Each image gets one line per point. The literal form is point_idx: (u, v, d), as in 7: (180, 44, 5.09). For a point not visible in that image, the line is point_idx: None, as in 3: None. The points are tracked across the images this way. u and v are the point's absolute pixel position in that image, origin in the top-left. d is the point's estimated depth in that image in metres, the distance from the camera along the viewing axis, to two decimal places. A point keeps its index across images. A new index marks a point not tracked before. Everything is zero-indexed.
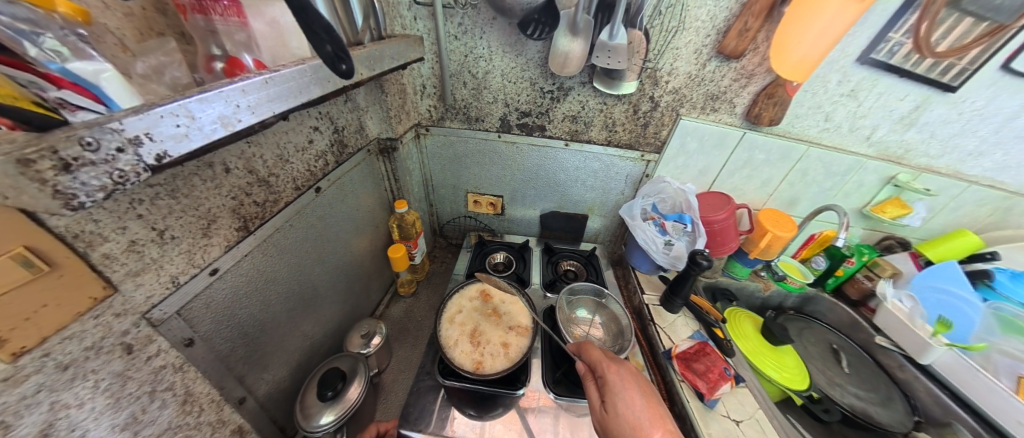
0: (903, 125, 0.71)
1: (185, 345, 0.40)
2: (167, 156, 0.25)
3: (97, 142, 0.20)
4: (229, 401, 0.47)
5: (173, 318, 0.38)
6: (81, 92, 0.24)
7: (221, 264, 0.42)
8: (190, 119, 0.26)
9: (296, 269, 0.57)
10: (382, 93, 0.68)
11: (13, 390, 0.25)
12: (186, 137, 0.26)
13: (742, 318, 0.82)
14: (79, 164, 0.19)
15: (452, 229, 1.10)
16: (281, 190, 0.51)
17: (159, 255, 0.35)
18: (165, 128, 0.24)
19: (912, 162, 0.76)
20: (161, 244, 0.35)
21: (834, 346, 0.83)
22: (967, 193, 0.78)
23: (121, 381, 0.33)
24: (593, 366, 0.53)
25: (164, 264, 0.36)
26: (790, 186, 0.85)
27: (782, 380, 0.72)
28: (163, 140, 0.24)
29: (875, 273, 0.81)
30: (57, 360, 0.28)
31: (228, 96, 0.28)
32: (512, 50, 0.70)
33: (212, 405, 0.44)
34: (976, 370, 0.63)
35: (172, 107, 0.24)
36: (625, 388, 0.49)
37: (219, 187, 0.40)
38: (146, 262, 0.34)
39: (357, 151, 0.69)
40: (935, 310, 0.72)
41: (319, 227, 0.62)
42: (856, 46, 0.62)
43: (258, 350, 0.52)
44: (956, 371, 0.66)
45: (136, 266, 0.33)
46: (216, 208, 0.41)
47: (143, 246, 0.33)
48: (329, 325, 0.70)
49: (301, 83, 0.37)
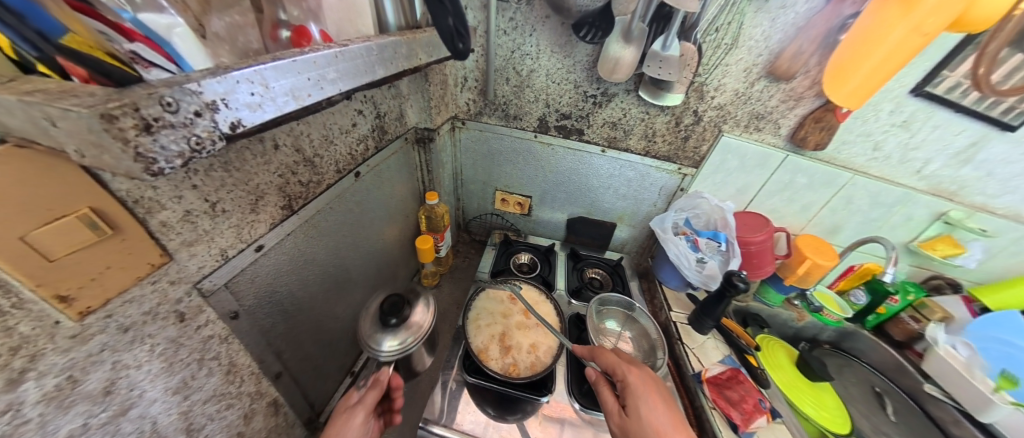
0: (958, 161, 0.67)
1: (230, 318, 0.38)
2: (241, 125, 0.24)
3: (178, 104, 0.18)
4: (268, 375, 0.46)
5: (222, 290, 0.36)
6: (155, 48, 0.23)
7: (267, 241, 0.41)
8: (265, 88, 0.25)
9: (333, 251, 0.56)
10: (426, 82, 0.65)
11: (81, 347, 0.25)
12: (259, 107, 0.25)
13: (777, 348, 0.79)
14: (160, 125, 0.18)
15: (476, 226, 1.08)
16: (325, 172, 0.50)
17: (211, 227, 0.34)
18: (241, 95, 0.23)
19: (967, 200, 0.71)
20: (213, 217, 0.34)
21: (877, 389, 0.78)
22: None
23: (174, 347, 0.33)
24: (609, 369, 0.49)
25: (215, 236, 0.35)
26: (831, 213, 0.81)
27: (821, 420, 0.68)
28: (238, 108, 0.23)
29: (923, 314, 0.76)
30: (119, 323, 0.27)
31: (300, 67, 0.27)
32: (561, 51, 0.69)
33: (253, 377, 0.43)
34: None
35: (248, 73, 0.23)
36: (645, 391, 0.45)
37: (267, 163, 0.39)
38: (199, 233, 0.33)
39: (396, 138, 0.69)
40: (999, 364, 0.64)
41: (357, 212, 0.61)
42: (911, 78, 0.60)
43: (295, 329, 0.50)
44: None
45: (190, 236, 0.32)
46: (265, 184, 0.39)
47: (197, 217, 0.32)
48: (357, 310, 0.68)
49: (367, 62, 0.36)
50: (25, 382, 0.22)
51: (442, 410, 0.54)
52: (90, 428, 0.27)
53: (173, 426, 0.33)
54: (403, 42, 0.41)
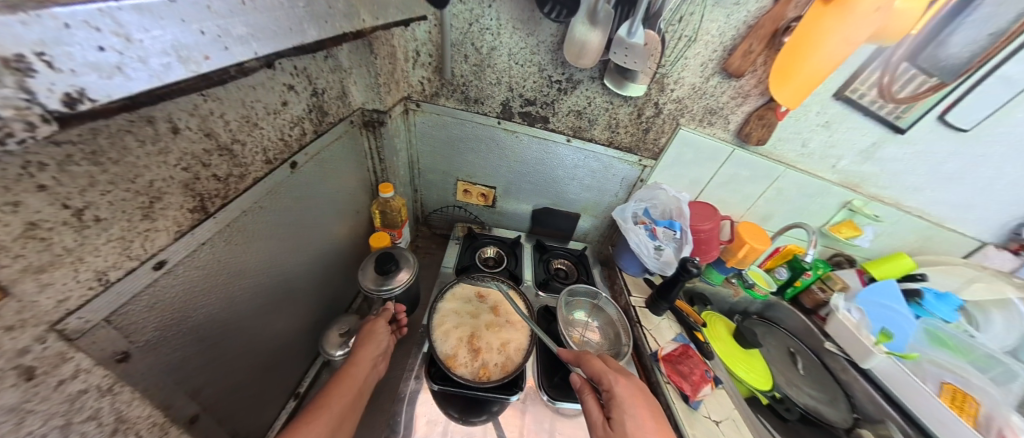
0: (863, 157, 0.78)
1: (117, 361, 0.29)
2: (87, 100, 0.17)
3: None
4: (178, 423, 0.36)
5: (100, 328, 0.27)
6: None
7: (172, 255, 0.33)
8: (125, 41, 0.17)
9: (268, 260, 0.48)
10: (371, 53, 0.56)
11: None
12: (120, 71, 0.18)
13: (717, 322, 0.88)
14: None
15: (437, 219, 1.02)
16: (249, 163, 0.41)
17: (76, 244, 0.25)
18: (83, 49, 0.16)
19: (866, 190, 0.84)
20: (78, 229, 0.25)
21: (792, 350, 0.91)
22: (904, 221, 0.89)
23: (17, 420, 0.22)
24: (595, 377, 0.51)
25: (86, 255, 0.26)
26: (765, 202, 0.91)
27: (750, 381, 0.78)
28: (78, 70, 0.16)
29: (829, 285, 0.91)
30: None
31: (184, 14, 0.20)
32: (524, 28, 0.64)
33: (157, 427, 0.34)
34: (912, 377, 0.73)
35: (87, 14, 0.15)
36: (632, 403, 0.47)
37: (163, 154, 0.30)
38: (56, 254, 0.23)
39: (339, 121, 0.59)
40: (880, 323, 0.82)
41: (295, 210, 0.52)
42: (834, 84, 0.67)
43: (220, 357, 0.42)
44: (895, 377, 0.75)
45: (38, 261, 0.22)
46: (161, 180, 0.30)
47: (50, 231, 0.23)
48: (303, 322, 0.61)
49: (288, 16, 0.29)
50: None
51: (410, 422, 0.51)
52: None
53: None
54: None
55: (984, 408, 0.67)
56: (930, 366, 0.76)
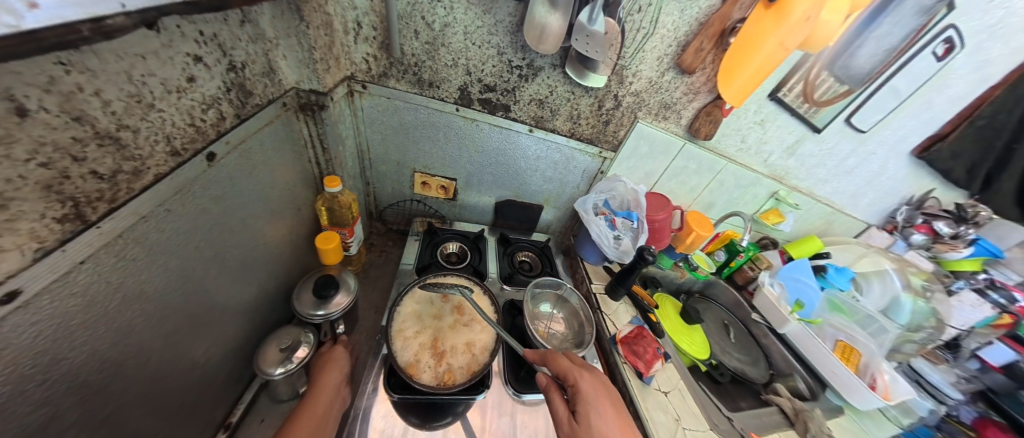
0: (787, 153, 0.88)
1: None
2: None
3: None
4: None
5: None
6: None
7: (29, 283, 0.25)
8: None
9: (177, 275, 0.40)
10: (300, 19, 0.47)
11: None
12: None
13: (667, 302, 0.97)
14: None
15: (393, 214, 0.95)
16: (146, 154, 0.33)
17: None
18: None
19: (790, 182, 0.96)
20: None
21: (725, 322, 1.03)
22: (814, 208, 1.03)
23: None
24: (562, 375, 0.53)
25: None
26: (709, 193, 0.99)
27: (692, 352, 0.88)
28: None
29: (757, 265, 1.03)
30: None
31: None
32: (481, 5, 0.59)
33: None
34: (815, 340, 0.86)
35: None
36: (596, 395, 0.49)
37: (6, 146, 0.22)
38: None
39: (268, 103, 0.50)
40: (795, 295, 0.94)
41: (215, 213, 0.44)
42: (769, 85, 0.73)
43: (116, 399, 0.35)
44: (803, 339, 0.89)
45: None
46: (2, 183, 0.22)
47: None
48: (232, 342, 0.54)
49: None
50: None
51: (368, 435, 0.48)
52: None
53: None
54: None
55: (864, 357, 0.84)
56: (829, 329, 0.91)
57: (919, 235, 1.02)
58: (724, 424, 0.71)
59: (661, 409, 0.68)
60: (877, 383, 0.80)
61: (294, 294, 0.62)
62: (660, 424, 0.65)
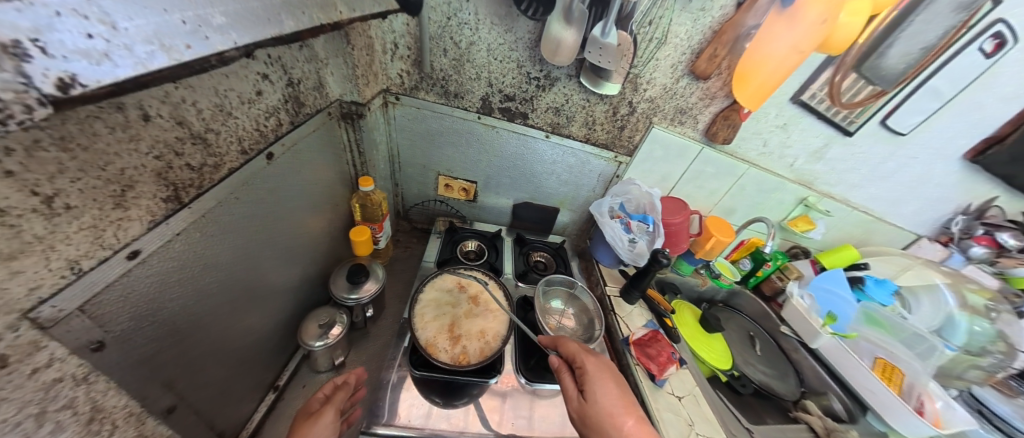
0: (813, 158, 0.85)
1: (92, 350, 0.30)
2: (77, 86, 0.18)
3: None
4: (154, 413, 0.38)
5: (73, 317, 0.28)
6: None
7: (145, 244, 0.33)
8: (110, 29, 0.19)
9: (241, 253, 0.48)
10: (347, 43, 0.56)
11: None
12: (107, 58, 0.19)
13: (685, 308, 0.95)
14: None
15: (417, 213, 1.02)
16: (223, 152, 0.40)
17: (47, 232, 0.25)
18: (67, 37, 0.17)
19: (819, 188, 0.92)
20: (48, 217, 0.25)
21: (750, 333, 0.99)
22: (849, 216, 0.98)
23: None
24: (570, 357, 0.55)
25: (58, 243, 0.26)
26: (730, 198, 0.97)
27: (711, 360, 0.86)
28: (66, 57, 0.17)
29: (785, 275, 0.97)
30: None
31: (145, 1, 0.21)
32: (502, 24, 0.65)
33: (132, 420, 0.35)
34: (849, 354, 0.80)
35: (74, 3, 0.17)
36: (601, 376, 0.51)
37: (134, 140, 0.29)
38: (28, 241, 0.24)
39: (316, 112, 0.58)
40: (826, 307, 0.89)
41: (270, 203, 0.52)
42: (790, 88, 0.72)
43: (191, 350, 0.43)
44: (835, 353, 0.82)
45: (10, 248, 0.23)
46: (132, 169, 0.30)
47: (19, 218, 0.23)
48: (279, 317, 0.62)
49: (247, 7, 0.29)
50: None
51: (392, 404, 0.53)
52: None
53: None
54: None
55: (908, 378, 0.76)
56: (865, 343, 0.84)
57: (978, 247, 0.93)
58: (741, 434, 0.69)
59: (671, 410, 0.67)
60: (925, 408, 0.71)
61: (329, 280, 0.69)
62: (670, 425, 0.64)
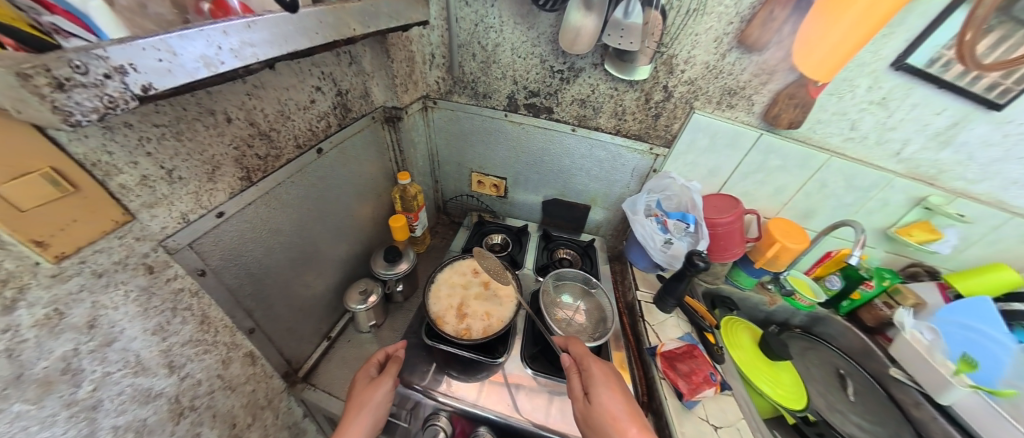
0: (937, 142, 0.62)
1: (198, 274, 0.45)
2: (153, 89, 0.24)
3: (87, 67, 0.20)
4: (241, 329, 0.54)
5: (186, 249, 0.43)
6: (72, 20, 0.22)
7: (227, 208, 0.47)
8: (171, 55, 0.24)
9: (298, 224, 0.62)
10: (387, 57, 0.66)
11: (62, 285, 0.31)
12: (170, 73, 0.25)
13: (741, 328, 0.78)
14: (72, 84, 0.19)
15: (455, 207, 1.12)
16: (283, 146, 0.53)
17: (168, 192, 0.39)
18: (149, 61, 0.23)
19: (951, 186, 0.66)
20: (170, 183, 0.39)
21: (841, 371, 0.76)
22: (1009, 226, 0.67)
23: (147, 295, 0.39)
24: (578, 359, 0.53)
25: (174, 201, 0.40)
26: (806, 197, 0.77)
27: (776, 397, 0.68)
28: (148, 73, 0.23)
29: (895, 301, 0.72)
30: (93, 268, 0.34)
31: (209, 36, 0.26)
32: (524, 22, 0.68)
33: (225, 329, 0.51)
34: (1007, 421, 0.55)
35: (154, 41, 0.23)
36: (608, 381, 0.48)
37: (220, 135, 0.43)
38: (158, 196, 0.38)
39: (361, 117, 0.70)
40: (958, 348, 0.62)
41: (321, 188, 0.65)
42: (891, 50, 0.54)
43: (264, 290, 0.58)
44: (982, 417, 0.58)
45: (149, 199, 0.37)
46: (220, 155, 0.44)
47: (154, 182, 0.37)
48: (330, 281, 0.76)
49: (286, 31, 0.32)
50: (17, 309, 0.28)
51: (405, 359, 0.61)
52: (80, 352, 0.33)
53: (154, 360, 0.41)
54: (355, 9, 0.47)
55: None
56: None
57: None
58: None
59: None
60: None
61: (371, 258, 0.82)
62: None
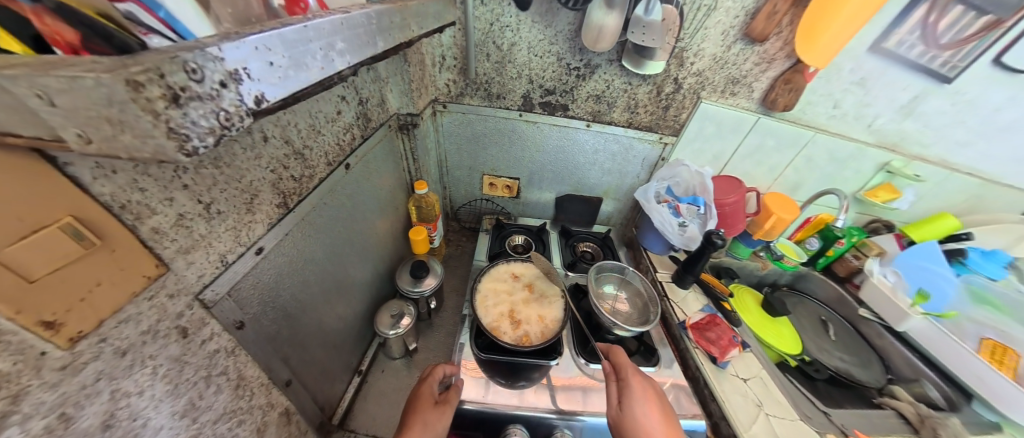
0: (902, 114, 0.75)
1: (237, 328, 0.39)
2: (263, 100, 0.21)
3: (202, 71, 0.16)
4: (277, 384, 0.47)
5: (224, 300, 0.36)
6: (147, 11, 0.19)
7: (265, 243, 0.41)
8: (277, 57, 0.21)
9: (330, 251, 0.56)
10: (405, 63, 0.61)
11: (73, 379, 0.23)
12: (275, 79, 0.22)
13: (745, 293, 0.89)
14: (188, 97, 0.15)
15: (466, 213, 1.07)
16: (315, 165, 0.48)
17: (206, 231, 0.33)
18: (258, 65, 0.20)
19: (907, 150, 0.81)
20: (208, 220, 0.33)
21: (823, 318, 0.90)
22: (950, 180, 0.85)
23: (179, 367, 0.32)
24: (618, 368, 0.55)
25: (212, 240, 0.34)
26: (795, 171, 0.88)
27: (780, 346, 0.80)
28: (259, 79, 0.20)
29: (863, 252, 0.88)
30: (114, 345, 0.26)
31: (307, 35, 0.24)
32: (542, 20, 0.66)
33: (262, 388, 0.44)
34: (948, 337, 0.71)
35: (263, 38, 0.20)
36: (645, 395, 0.50)
37: (258, 158, 0.37)
38: (196, 238, 0.32)
39: (379, 126, 0.64)
40: (918, 284, 0.80)
41: (349, 203, 0.59)
42: (869, 36, 0.65)
43: (300, 333, 0.51)
44: (933, 340, 0.74)
45: (186, 242, 0.31)
46: (258, 181, 0.38)
47: (191, 221, 0.31)
48: (359, 308, 0.70)
49: (358, 33, 0.32)
50: (10, 427, 0.20)
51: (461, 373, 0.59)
52: None
53: None
54: (395, 11, 0.39)
55: None
56: (969, 324, 0.75)
57: None
58: (815, 414, 0.65)
59: (739, 393, 0.65)
60: None
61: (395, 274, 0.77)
62: (739, 408, 0.62)
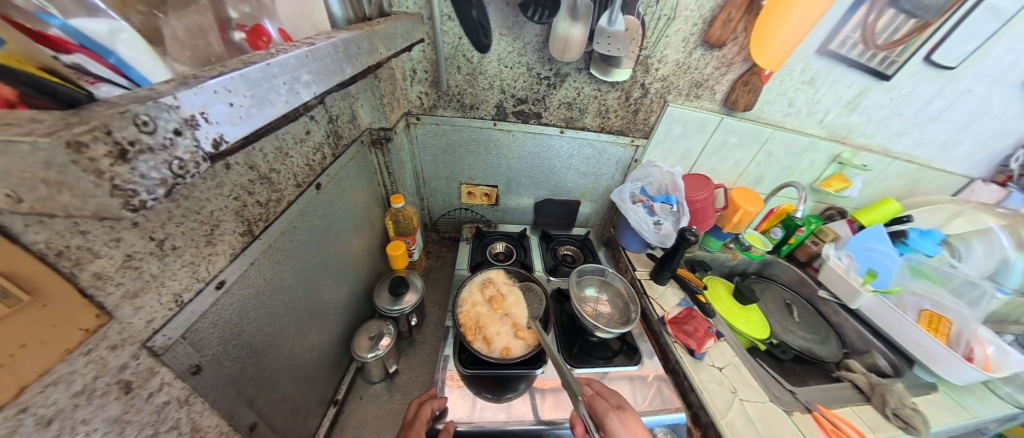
0: (849, 109, 0.81)
1: (191, 374, 0.36)
2: (224, 141, 0.20)
3: (155, 122, 0.15)
4: (240, 429, 0.45)
5: (177, 344, 0.34)
6: (96, 60, 0.19)
7: (228, 275, 0.39)
8: (243, 97, 0.21)
9: (301, 277, 0.55)
10: (376, 80, 0.62)
11: None
12: (240, 120, 0.21)
13: (718, 283, 0.95)
14: (137, 150, 0.15)
15: (445, 223, 1.07)
16: (283, 187, 0.47)
17: (160, 270, 0.31)
18: (219, 108, 0.19)
19: (856, 141, 0.88)
20: (161, 258, 0.31)
21: (788, 301, 0.97)
22: (893, 167, 0.93)
23: (119, 428, 0.29)
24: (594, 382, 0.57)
25: (166, 280, 0.32)
26: (757, 166, 0.94)
27: (750, 332, 0.85)
28: (219, 121, 0.19)
29: (821, 238, 0.95)
30: (37, 414, 0.23)
31: (274, 72, 0.24)
32: (510, 33, 0.66)
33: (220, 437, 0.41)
34: (892, 309, 0.79)
35: (225, 81, 0.20)
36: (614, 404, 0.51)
37: (220, 186, 0.36)
38: (145, 280, 0.30)
39: (351, 143, 0.63)
40: (867, 265, 0.87)
41: (321, 226, 0.58)
42: (816, 39, 0.69)
43: (266, 370, 0.49)
44: (880, 313, 0.82)
45: (133, 286, 0.29)
46: (219, 210, 0.37)
47: (140, 260, 0.29)
48: (334, 333, 0.69)
49: (334, 60, 0.33)
50: None
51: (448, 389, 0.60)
52: None
53: None
54: (364, 36, 0.39)
55: (956, 326, 0.75)
56: (909, 297, 0.84)
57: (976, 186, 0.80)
58: (784, 396, 0.69)
59: (715, 381, 0.69)
60: (975, 355, 0.71)
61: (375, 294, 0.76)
62: (715, 394, 0.67)
